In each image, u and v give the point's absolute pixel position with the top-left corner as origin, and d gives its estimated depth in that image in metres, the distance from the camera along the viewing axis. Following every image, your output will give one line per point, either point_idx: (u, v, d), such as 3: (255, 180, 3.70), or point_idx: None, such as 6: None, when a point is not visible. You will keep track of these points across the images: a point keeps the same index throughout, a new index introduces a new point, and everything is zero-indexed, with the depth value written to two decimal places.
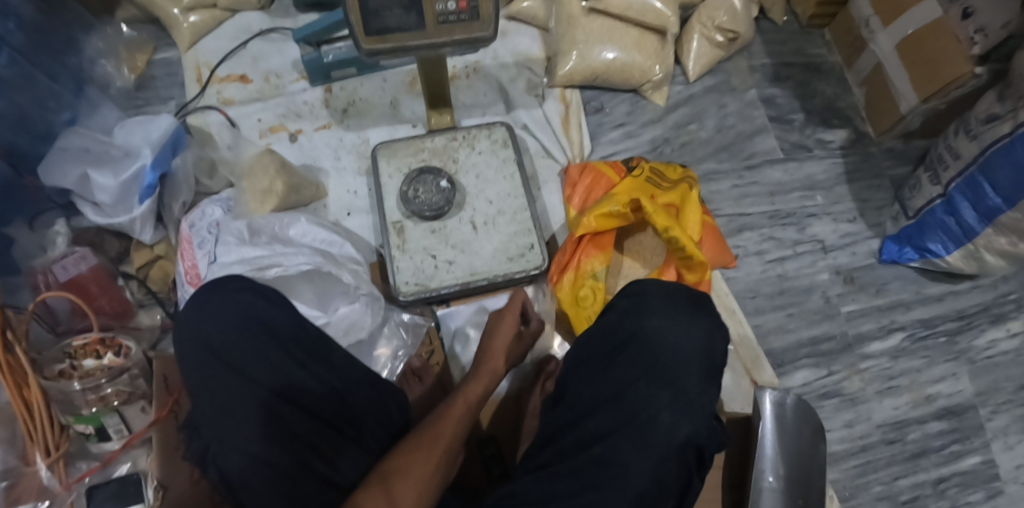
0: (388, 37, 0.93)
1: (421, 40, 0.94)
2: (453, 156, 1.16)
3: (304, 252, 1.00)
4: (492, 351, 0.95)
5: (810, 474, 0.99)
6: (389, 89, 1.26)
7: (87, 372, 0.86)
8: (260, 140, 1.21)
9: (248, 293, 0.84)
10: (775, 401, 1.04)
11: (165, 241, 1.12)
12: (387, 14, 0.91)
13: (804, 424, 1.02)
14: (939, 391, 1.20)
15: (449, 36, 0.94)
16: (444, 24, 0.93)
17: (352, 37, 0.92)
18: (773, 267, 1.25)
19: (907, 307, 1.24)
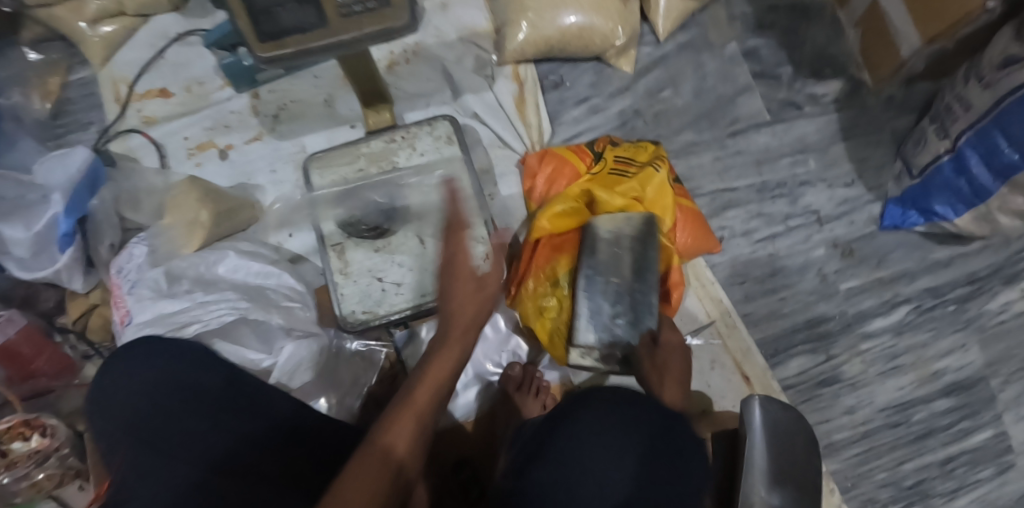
0: (286, 40, 0.80)
1: (325, 40, 0.80)
2: (393, 161, 1.05)
3: (229, 297, 0.93)
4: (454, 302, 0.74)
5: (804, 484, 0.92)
6: (323, 87, 1.14)
7: (13, 461, 0.84)
8: (188, 161, 1.12)
9: (168, 347, 0.76)
10: (766, 408, 0.94)
11: (100, 287, 1.04)
12: (278, 13, 0.79)
13: (795, 433, 0.94)
14: (945, 365, 1.11)
15: (357, 31, 0.80)
16: (349, 16, 0.79)
17: (246, 45, 0.80)
18: (762, 246, 1.14)
19: (912, 277, 1.13)
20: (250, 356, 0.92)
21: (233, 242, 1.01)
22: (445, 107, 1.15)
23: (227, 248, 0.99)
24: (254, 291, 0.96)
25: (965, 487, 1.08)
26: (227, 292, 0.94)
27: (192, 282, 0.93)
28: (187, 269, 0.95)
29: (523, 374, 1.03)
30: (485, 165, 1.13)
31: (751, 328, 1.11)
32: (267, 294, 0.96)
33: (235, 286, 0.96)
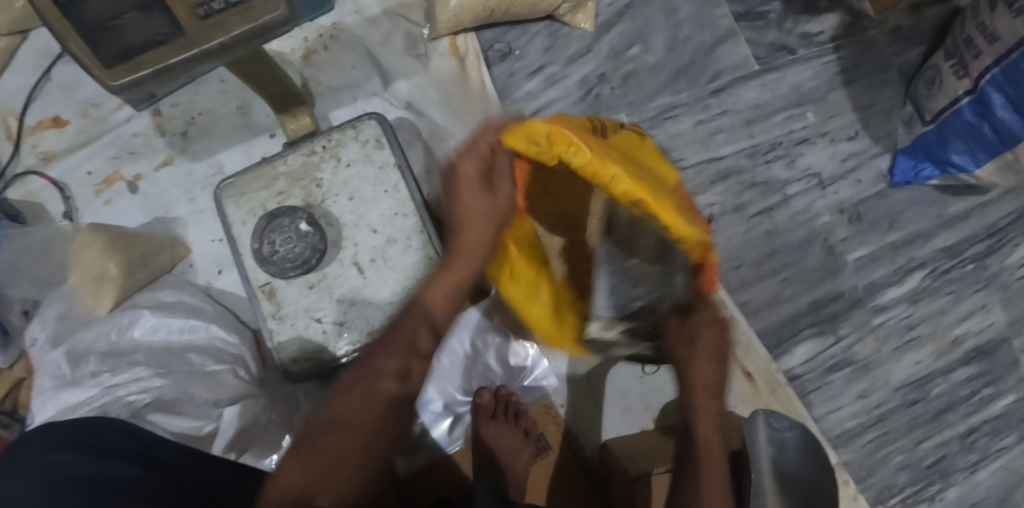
0: (139, 58, 0.69)
1: (186, 50, 0.69)
2: (316, 178, 0.92)
3: (140, 374, 0.82)
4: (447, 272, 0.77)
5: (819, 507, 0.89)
6: (232, 91, 0.99)
7: None
8: (96, 198, 0.98)
9: (77, 434, 0.72)
10: (775, 433, 0.91)
11: (24, 359, 0.89)
12: (122, 25, 0.66)
13: (807, 459, 0.91)
14: (966, 330, 1.00)
15: (224, 33, 0.69)
16: (208, 18, 0.68)
17: (91, 71, 0.68)
18: (759, 221, 1.02)
19: (927, 237, 1.02)
20: (186, 424, 0.83)
21: (150, 293, 0.90)
22: (375, 99, 0.99)
23: (139, 306, 0.87)
24: (174, 358, 0.85)
25: (987, 458, 0.99)
26: (138, 368, 0.82)
27: (99, 360, 0.82)
28: (92, 343, 0.83)
29: (496, 401, 0.97)
30: (429, 165, 0.98)
31: (751, 318, 1.01)
32: (189, 357, 0.86)
33: (150, 353, 0.85)
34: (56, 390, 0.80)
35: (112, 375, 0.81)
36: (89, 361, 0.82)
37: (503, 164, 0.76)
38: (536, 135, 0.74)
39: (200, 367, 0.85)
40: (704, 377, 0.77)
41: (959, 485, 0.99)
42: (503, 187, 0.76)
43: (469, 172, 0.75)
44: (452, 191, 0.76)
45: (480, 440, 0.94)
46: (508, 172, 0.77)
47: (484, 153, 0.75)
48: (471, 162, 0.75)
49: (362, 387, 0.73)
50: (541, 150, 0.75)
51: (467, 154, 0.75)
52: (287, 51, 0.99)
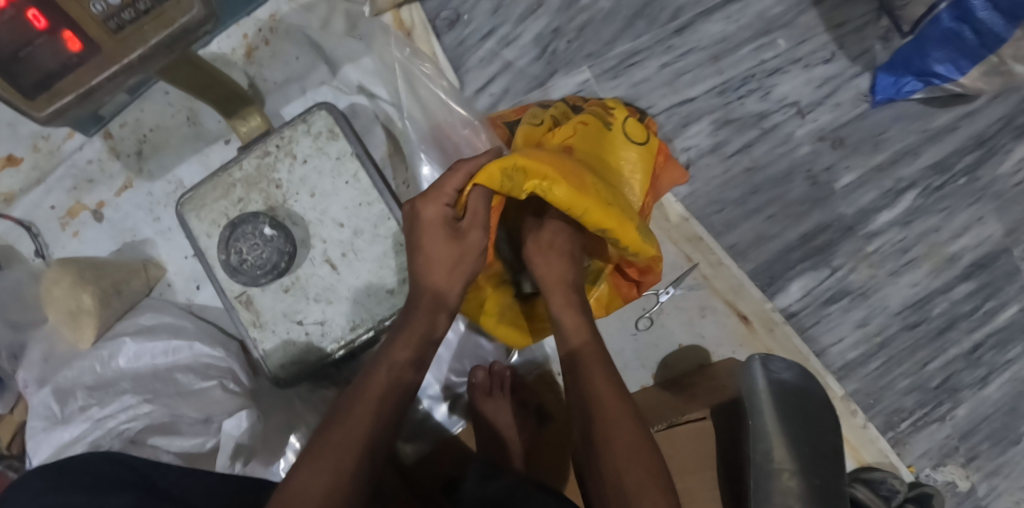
0: (60, 83, 0.66)
1: (107, 69, 0.67)
2: (274, 179, 0.91)
3: (127, 402, 0.81)
4: (435, 267, 0.77)
5: (824, 443, 0.88)
6: (178, 102, 0.97)
7: None
8: (63, 232, 0.96)
9: (74, 475, 0.67)
10: (770, 374, 0.89)
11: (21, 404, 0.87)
12: (32, 53, 0.63)
13: (806, 399, 0.91)
14: (962, 247, 0.99)
15: (143, 44, 0.66)
16: (122, 30, 0.65)
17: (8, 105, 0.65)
18: (737, 160, 1.01)
19: (915, 154, 1.00)
20: (188, 442, 0.81)
21: (131, 319, 0.88)
22: (323, 88, 0.99)
23: (120, 334, 0.86)
24: (160, 380, 0.84)
25: (995, 371, 0.98)
26: (125, 396, 0.81)
27: (86, 394, 0.82)
28: (77, 379, 0.83)
29: (490, 379, 0.95)
30: (391, 148, 0.98)
31: (740, 260, 1.01)
32: (175, 377, 0.84)
33: (137, 381, 0.83)
34: (48, 430, 0.79)
35: (101, 406, 0.80)
36: (76, 397, 0.82)
37: (477, 203, 0.76)
38: (510, 169, 0.73)
39: (187, 385, 0.84)
40: (553, 273, 0.81)
41: (969, 401, 0.98)
42: (472, 233, 0.77)
43: (432, 216, 0.76)
44: (415, 240, 0.77)
45: (479, 419, 0.93)
46: (482, 211, 0.77)
47: (448, 200, 0.77)
48: (433, 209, 0.77)
49: (359, 410, 0.68)
50: (516, 183, 0.74)
51: (430, 199, 0.77)
52: (228, 51, 0.98)
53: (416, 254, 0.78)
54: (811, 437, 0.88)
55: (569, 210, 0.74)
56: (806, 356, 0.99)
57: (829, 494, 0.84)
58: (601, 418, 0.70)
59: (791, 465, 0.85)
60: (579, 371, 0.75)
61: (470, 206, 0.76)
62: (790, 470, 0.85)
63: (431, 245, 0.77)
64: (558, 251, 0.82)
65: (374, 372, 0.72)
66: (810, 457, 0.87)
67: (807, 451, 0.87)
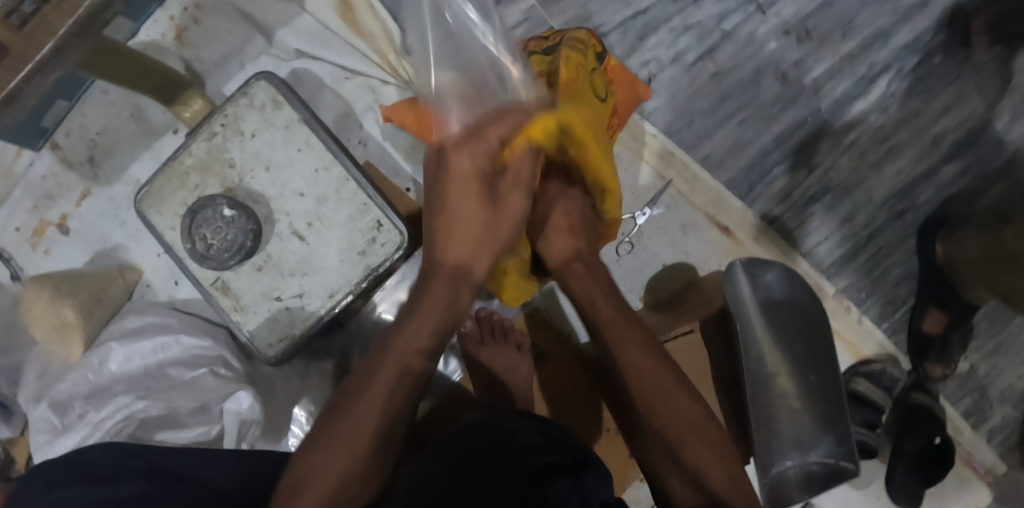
0: None
1: (20, 70, 0.61)
2: (225, 159, 0.90)
3: (123, 402, 0.81)
4: (458, 224, 0.70)
5: (816, 342, 0.87)
6: (120, 101, 0.96)
7: None
8: (34, 252, 0.95)
9: (73, 468, 0.67)
10: (750, 278, 0.87)
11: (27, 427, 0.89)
12: None
13: (797, 301, 0.88)
14: (944, 127, 0.97)
15: (49, 34, 0.61)
16: (27, 24, 0.61)
17: None
18: (701, 67, 0.97)
19: (886, 37, 0.97)
20: (194, 432, 0.81)
21: (115, 324, 0.89)
22: (262, 58, 0.99)
23: (108, 340, 0.87)
24: (152, 377, 0.84)
25: None
26: (119, 397, 0.81)
27: (83, 403, 0.82)
28: (72, 390, 0.83)
29: (480, 327, 0.95)
30: (342, 110, 0.99)
31: (716, 171, 0.98)
32: (167, 372, 0.85)
33: (130, 382, 0.84)
34: (51, 442, 0.79)
35: (98, 410, 0.80)
36: (74, 406, 0.81)
37: (523, 164, 0.70)
38: (559, 129, 0.69)
39: (178, 378, 0.85)
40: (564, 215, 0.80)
41: None
42: (512, 200, 0.71)
43: (468, 171, 0.69)
44: (443, 191, 0.70)
45: (477, 367, 0.92)
46: (524, 172, 0.71)
47: (489, 151, 0.69)
48: (468, 158, 0.69)
49: (371, 391, 0.68)
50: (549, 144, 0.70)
51: (468, 146, 0.69)
52: (159, 37, 0.98)
53: (449, 208, 0.70)
54: (804, 337, 0.87)
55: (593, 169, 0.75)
56: (794, 257, 0.96)
57: (830, 392, 0.85)
58: (669, 411, 0.72)
59: (779, 367, 0.86)
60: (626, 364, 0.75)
61: (513, 167, 0.70)
62: (783, 372, 0.86)
63: (454, 205, 0.70)
64: (559, 228, 0.79)
65: (387, 350, 0.71)
66: (805, 356, 0.87)
67: (799, 351, 0.87)
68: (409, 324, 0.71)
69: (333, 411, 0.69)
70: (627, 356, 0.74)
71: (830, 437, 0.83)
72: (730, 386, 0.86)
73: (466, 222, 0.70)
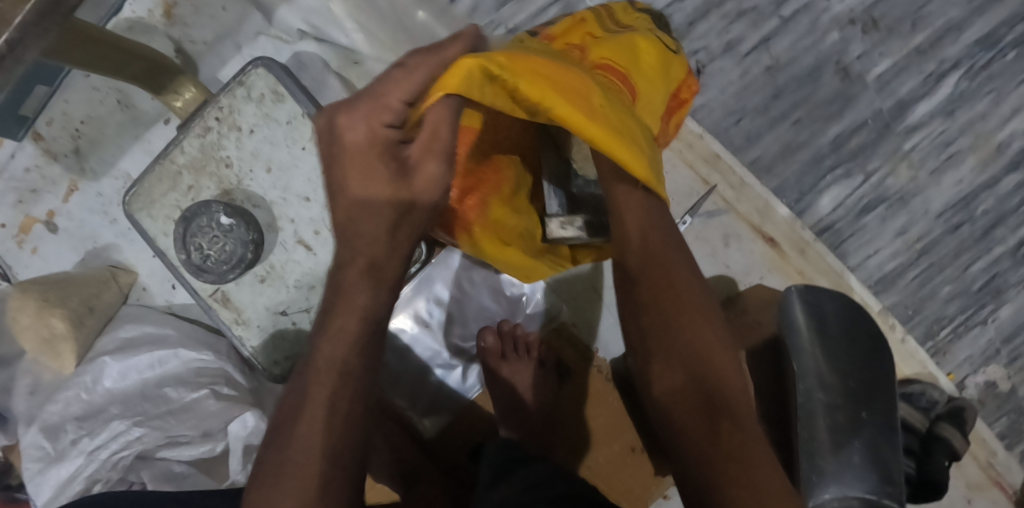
0: None
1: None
2: (221, 157, 0.82)
3: (118, 428, 0.77)
4: (361, 210, 0.55)
5: (870, 377, 0.79)
6: (103, 86, 0.86)
7: None
8: (21, 250, 0.88)
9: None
10: (806, 305, 0.79)
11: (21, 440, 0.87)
12: None
13: (856, 330, 0.81)
14: (1013, 132, 0.88)
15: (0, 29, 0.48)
16: None
17: None
18: (755, 59, 0.88)
19: (961, 29, 0.87)
20: (199, 450, 0.77)
21: (110, 334, 0.84)
22: (261, 40, 0.90)
23: (101, 355, 0.81)
24: (149, 400, 0.80)
25: None
26: (114, 423, 0.77)
27: (76, 427, 0.77)
28: (65, 411, 0.78)
29: (502, 342, 0.88)
30: None
31: (764, 176, 0.90)
32: (164, 393, 0.80)
33: (125, 404, 0.79)
34: (45, 471, 0.75)
35: (92, 437, 0.76)
36: (67, 430, 0.77)
37: (438, 121, 0.52)
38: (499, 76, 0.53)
39: (179, 399, 0.79)
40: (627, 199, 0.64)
41: (1014, 302, 0.91)
42: (426, 166, 0.54)
43: (358, 144, 0.52)
44: (338, 177, 0.54)
45: (498, 385, 0.86)
46: (445, 130, 0.53)
47: (389, 119, 0.52)
48: (364, 131, 0.52)
49: (308, 416, 0.54)
50: (493, 97, 0.55)
51: (359, 114, 0.52)
52: (145, 15, 0.87)
53: (346, 201, 0.54)
54: (856, 369, 0.79)
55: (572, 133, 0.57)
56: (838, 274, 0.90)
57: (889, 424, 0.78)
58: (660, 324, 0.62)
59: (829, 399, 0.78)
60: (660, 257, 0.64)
61: (427, 123, 0.52)
62: (828, 404, 0.79)
63: (359, 183, 0.53)
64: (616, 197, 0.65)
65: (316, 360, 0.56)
66: (857, 389, 0.79)
67: (853, 385, 0.79)
68: (327, 341, 0.56)
69: (266, 456, 0.54)
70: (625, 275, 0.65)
71: (872, 470, 0.76)
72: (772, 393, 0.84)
73: (368, 197, 0.54)
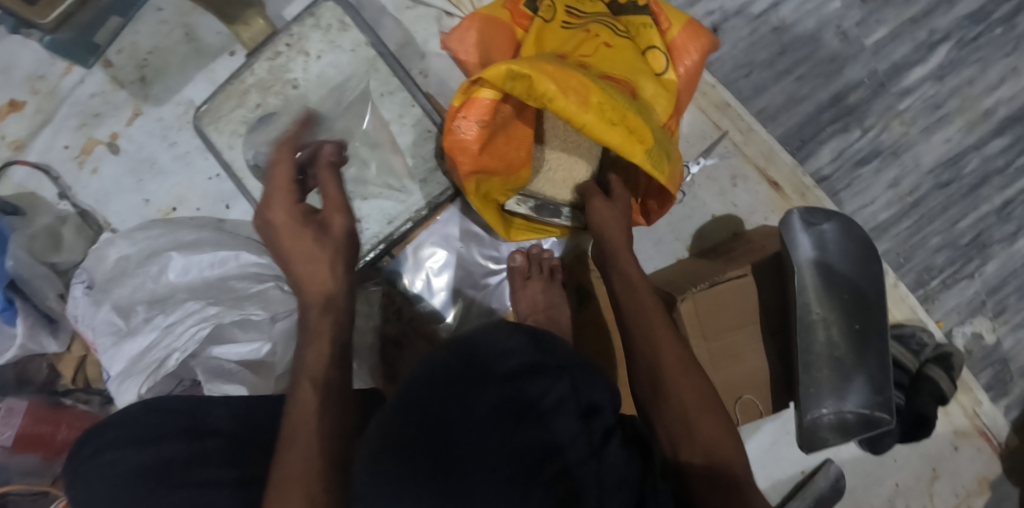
0: None
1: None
2: (288, 79, 0.88)
3: (192, 307, 0.80)
4: (289, 260, 0.65)
5: (861, 291, 0.85)
6: (173, 20, 0.94)
7: None
8: (82, 171, 0.95)
9: (118, 432, 0.66)
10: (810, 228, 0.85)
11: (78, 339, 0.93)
12: None
13: (850, 245, 0.85)
14: (998, 99, 0.96)
15: None
16: None
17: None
18: (765, 20, 0.95)
19: (950, 4, 0.96)
20: (246, 349, 0.81)
21: (173, 235, 0.87)
22: None
23: (166, 250, 0.85)
24: (216, 288, 0.84)
25: None
26: (188, 303, 0.81)
27: (147, 308, 0.81)
28: (133, 295, 0.82)
29: (530, 264, 0.92)
30: (403, 39, 0.95)
31: (770, 125, 0.96)
32: (232, 284, 0.84)
33: (192, 291, 0.83)
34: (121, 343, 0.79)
35: (166, 315, 0.80)
36: (139, 310, 0.81)
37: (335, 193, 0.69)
38: (515, 73, 0.72)
39: (245, 289, 0.84)
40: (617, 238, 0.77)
41: (998, 257, 0.97)
42: (335, 220, 0.68)
43: (284, 222, 0.66)
44: (276, 251, 0.66)
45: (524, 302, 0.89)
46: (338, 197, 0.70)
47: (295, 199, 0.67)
48: (282, 212, 0.66)
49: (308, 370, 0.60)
50: (513, 88, 0.74)
51: (273, 204, 0.66)
52: None
53: (292, 265, 0.65)
54: (860, 279, 0.85)
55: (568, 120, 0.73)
56: None
57: (871, 348, 0.83)
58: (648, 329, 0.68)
59: (825, 313, 0.85)
60: (639, 328, 0.69)
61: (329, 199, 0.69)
62: (823, 317, 0.85)
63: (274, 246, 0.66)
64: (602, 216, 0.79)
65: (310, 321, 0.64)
66: (851, 302, 0.85)
67: (845, 298, 0.85)
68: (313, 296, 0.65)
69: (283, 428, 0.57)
70: (675, 377, 0.64)
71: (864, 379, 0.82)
72: (778, 329, 0.83)
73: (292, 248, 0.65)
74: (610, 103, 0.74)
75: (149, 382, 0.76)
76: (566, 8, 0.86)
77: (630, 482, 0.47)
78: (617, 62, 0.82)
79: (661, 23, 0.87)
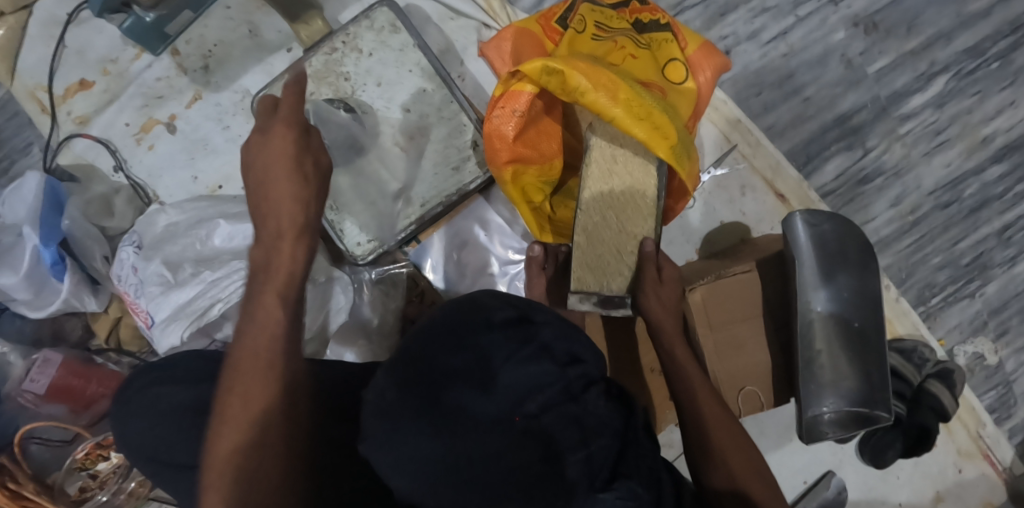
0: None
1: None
2: (341, 72, 0.96)
3: (236, 266, 0.86)
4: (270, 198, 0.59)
5: (861, 298, 0.88)
6: (237, 17, 1.03)
7: (104, 480, 0.90)
8: (138, 147, 1.02)
9: (156, 376, 0.70)
10: (810, 226, 0.88)
11: (116, 300, 0.97)
12: None
13: (849, 246, 0.90)
14: (996, 129, 1.02)
15: None
16: None
17: None
18: (775, 46, 1.03)
19: (949, 39, 1.03)
20: None
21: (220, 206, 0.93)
22: None
23: (216, 217, 0.91)
24: None
25: None
26: (233, 262, 0.86)
27: (193, 265, 0.87)
28: (181, 254, 0.88)
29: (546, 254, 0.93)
30: (443, 45, 1.04)
31: (778, 140, 1.02)
32: None
33: (237, 253, 0.88)
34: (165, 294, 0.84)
35: (211, 271, 0.85)
36: (185, 266, 0.86)
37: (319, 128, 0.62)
38: (551, 69, 0.80)
39: None
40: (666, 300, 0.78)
41: (998, 279, 1.01)
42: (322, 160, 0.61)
43: (278, 153, 0.59)
44: (260, 182, 0.59)
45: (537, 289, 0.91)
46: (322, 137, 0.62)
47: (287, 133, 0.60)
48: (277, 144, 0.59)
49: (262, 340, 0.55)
50: (548, 83, 0.82)
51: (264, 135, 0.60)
52: None
53: (276, 203, 0.59)
54: (862, 283, 0.89)
55: (599, 113, 0.80)
56: None
57: (870, 346, 0.87)
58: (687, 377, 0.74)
59: (827, 311, 0.88)
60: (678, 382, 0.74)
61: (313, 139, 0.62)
62: (825, 313, 0.88)
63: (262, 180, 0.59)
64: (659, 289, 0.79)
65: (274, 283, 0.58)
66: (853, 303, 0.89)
67: (846, 297, 0.89)
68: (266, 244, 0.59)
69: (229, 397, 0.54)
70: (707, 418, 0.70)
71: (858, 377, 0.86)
72: (780, 325, 0.87)
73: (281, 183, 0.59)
74: (637, 100, 0.80)
75: (192, 328, 0.83)
76: (595, 22, 0.94)
77: (607, 427, 0.44)
78: (638, 71, 0.90)
79: (681, 41, 0.94)
